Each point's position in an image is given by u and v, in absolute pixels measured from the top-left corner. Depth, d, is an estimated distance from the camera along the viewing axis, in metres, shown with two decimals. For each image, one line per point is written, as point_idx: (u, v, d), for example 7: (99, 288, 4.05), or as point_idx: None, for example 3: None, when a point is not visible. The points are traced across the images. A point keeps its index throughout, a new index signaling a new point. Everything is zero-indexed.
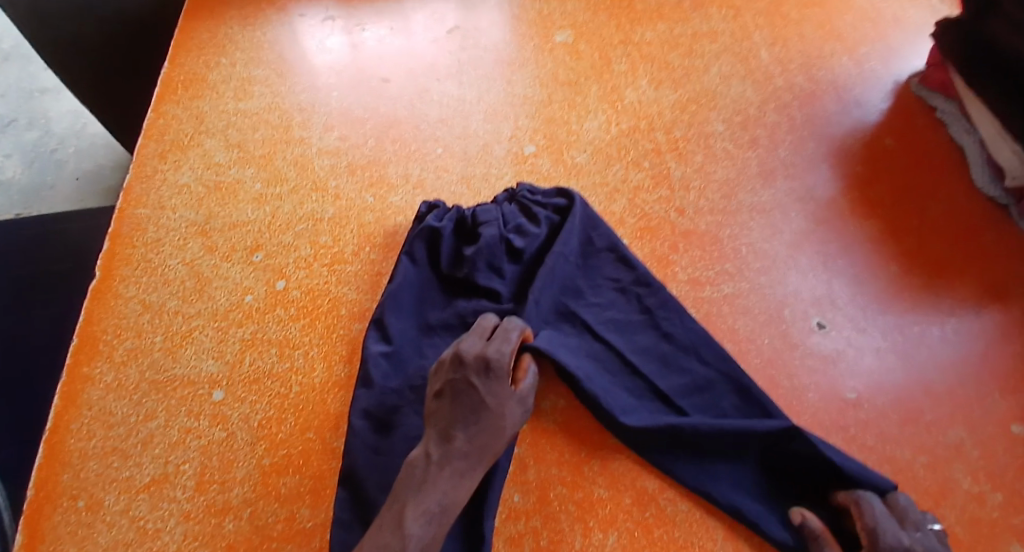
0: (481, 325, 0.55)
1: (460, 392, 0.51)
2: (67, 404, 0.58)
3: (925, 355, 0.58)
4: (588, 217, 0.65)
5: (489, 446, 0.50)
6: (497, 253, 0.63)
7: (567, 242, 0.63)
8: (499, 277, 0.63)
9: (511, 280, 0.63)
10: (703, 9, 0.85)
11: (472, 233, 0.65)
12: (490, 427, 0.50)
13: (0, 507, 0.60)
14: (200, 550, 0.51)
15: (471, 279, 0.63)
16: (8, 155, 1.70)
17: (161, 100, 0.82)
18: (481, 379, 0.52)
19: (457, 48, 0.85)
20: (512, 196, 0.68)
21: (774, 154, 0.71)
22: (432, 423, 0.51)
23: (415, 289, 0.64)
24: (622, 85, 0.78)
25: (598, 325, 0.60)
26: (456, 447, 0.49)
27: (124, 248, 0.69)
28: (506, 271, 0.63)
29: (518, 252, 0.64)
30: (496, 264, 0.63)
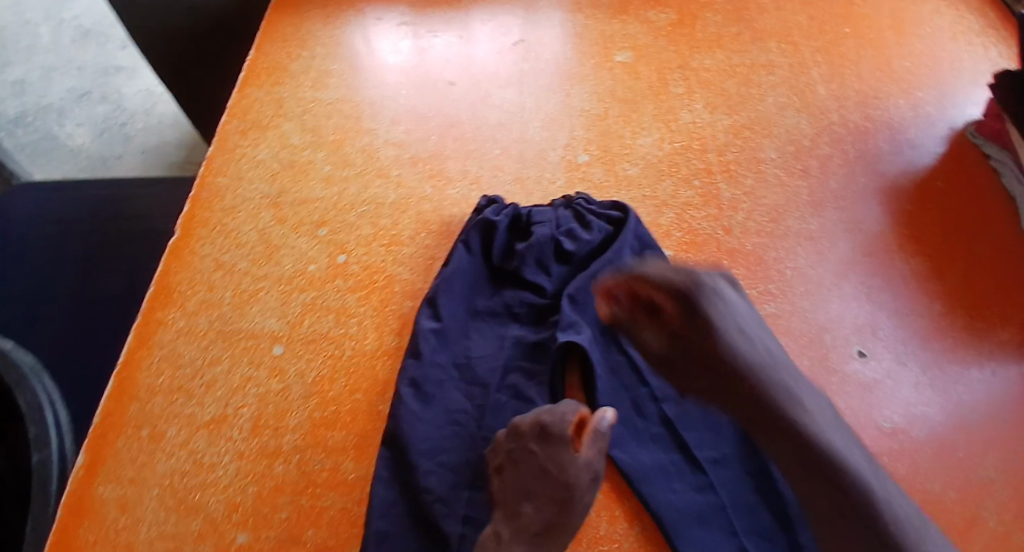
0: (530, 394, 0.58)
1: (520, 462, 0.54)
2: (140, 343, 0.64)
3: (963, 393, 0.59)
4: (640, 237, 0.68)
5: (557, 514, 0.52)
6: (548, 251, 0.66)
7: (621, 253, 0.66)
8: (546, 275, 0.66)
9: (559, 280, 0.66)
10: (763, 42, 0.88)
11: (523, 231, 0.69)
12: (556, 493, 0.52)
13: (62, 432, 0.65)
14: (250, 487, 0.56)
15: (520, 273, 0.66)
16: (80, 125, 1.84)
17: (245, 84, 0.88)
18: (540, 446, 0.54)
19: (521, 59, 0.90)
20: (570, 203, 0.71)
21: (824, 186, 0.74)
22: (501, 502, 0.53)
23: (468, 275, 0.67)
24: (678, 107, 0.82)
25: (632, 343, 0.62)
26: (524, 520, 0.52)
27: (203, 212, 0.74)
28: (553, 269, 0.66)
29: (568, 254, 0.67)
30: (545, 262, 0.66)
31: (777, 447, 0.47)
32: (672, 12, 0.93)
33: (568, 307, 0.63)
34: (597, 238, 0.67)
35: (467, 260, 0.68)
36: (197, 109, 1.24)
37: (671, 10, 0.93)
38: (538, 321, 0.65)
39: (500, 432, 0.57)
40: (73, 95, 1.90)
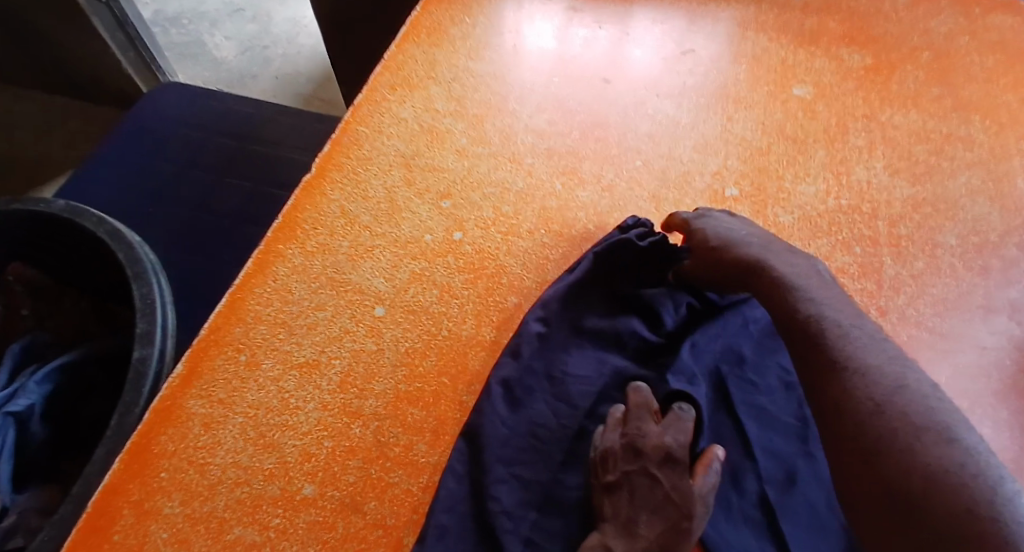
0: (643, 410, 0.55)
1: (640, 483, 0.51)
2: (257, 270, 0.65)
3: None
4: None
5: (677, 540, 0.49)
6: (677, 294, 0.64)
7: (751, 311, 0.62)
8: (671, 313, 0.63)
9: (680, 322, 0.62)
10: (965, 111, 0.79)
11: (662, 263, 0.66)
12: (677, 522, 0.49)
13: (166, 335, 0.67)
14: (326, 441, 0.56)
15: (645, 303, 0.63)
16: (227, 39, 1.97)
17: (404, 38, 0.88)
18: (661, 469, 0.52)
19: (685, 71, 0.85)
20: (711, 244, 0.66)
21: (1002, 290, 0.65)
22: (611, 517, 0.50)
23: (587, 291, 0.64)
24: (853, 160, 0.74)
25: (742, 408, 0.57)
26: (642, 541, 0.49)
27: (340, 157, 0.74)
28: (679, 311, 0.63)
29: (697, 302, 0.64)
30: (673, 301, 0.63)
31: (858, 480, 0.48)
32: (869, 56, 0.84)
33: (687, 351, 0.58)
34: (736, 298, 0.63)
35: (598, 269, 0.64)
36: (347, 54, 1.27)
37: (866, 53, 0.85)
38: (647, 357, 0.61)
39: (613, 442, 0.53)
40: (228, 8, 2.04)
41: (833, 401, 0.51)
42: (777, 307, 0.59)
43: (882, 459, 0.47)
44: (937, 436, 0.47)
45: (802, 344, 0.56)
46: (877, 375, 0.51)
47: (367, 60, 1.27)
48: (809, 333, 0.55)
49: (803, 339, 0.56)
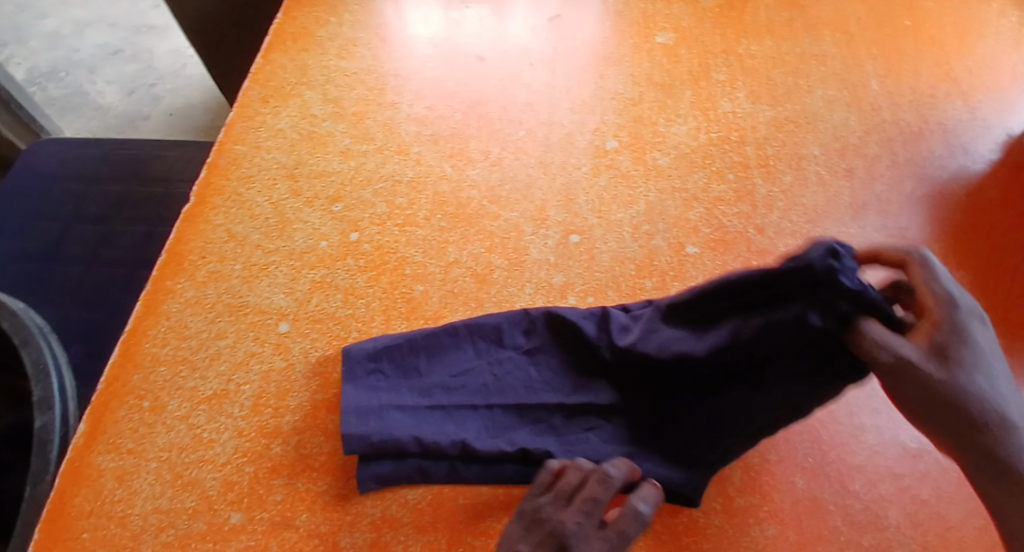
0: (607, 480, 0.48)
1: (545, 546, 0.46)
2: (149, 310, 0.63)
3: None
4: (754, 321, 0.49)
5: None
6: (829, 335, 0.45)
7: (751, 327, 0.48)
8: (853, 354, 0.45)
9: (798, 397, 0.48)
10: (815, 30, 0.82)
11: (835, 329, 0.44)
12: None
13: (66, 397, 0.66)
14: (247, 466, 0.55)
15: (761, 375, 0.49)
16: (109, 83, 1.89)
17: (270, 49, 0.84)
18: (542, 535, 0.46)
19: (556, 37, 0.85)
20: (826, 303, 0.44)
21: (868, 188, 0.69)
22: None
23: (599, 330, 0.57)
24: (717, 95, 0.77)
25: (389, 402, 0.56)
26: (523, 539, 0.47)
27: (219, 180, 0.72)
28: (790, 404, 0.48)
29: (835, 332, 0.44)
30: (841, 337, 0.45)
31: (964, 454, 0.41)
32: None
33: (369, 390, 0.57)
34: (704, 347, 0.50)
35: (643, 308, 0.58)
36: (219, 68, 1.23)
37: None
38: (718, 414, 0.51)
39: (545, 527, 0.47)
40: (105, 51, 1.96)
41: (926, 392, 0.42)
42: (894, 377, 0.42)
43: (967, 434, 0.41)
44: (976, 385, 0.41)
45: (924, 399, 0.42)
46: (928, 358, 0.42)
47: (241, 70, 1.23)
48: (904, 369, 0.42)
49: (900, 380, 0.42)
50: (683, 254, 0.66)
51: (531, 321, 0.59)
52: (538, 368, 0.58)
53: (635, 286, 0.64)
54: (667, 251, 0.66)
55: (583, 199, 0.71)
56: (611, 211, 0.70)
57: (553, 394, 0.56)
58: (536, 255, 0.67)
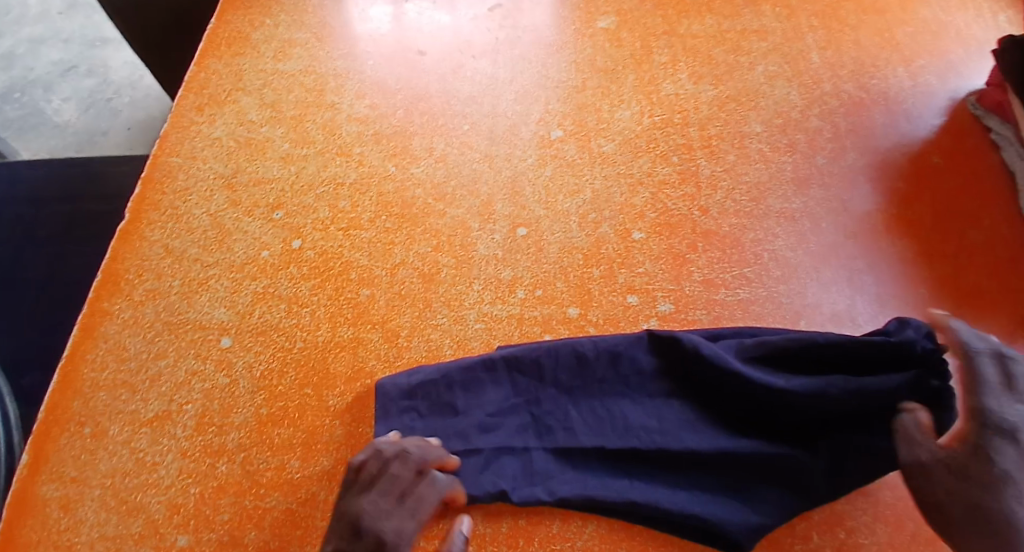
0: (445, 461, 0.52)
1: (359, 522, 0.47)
2: (85, 335, 0.62)
3: None
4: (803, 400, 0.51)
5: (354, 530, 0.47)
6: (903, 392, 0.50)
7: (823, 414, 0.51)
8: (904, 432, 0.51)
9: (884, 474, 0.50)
10: (756, 5, 0.82)
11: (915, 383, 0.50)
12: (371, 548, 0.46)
13: (10, 426, 0.64)
14: (192, 487, 0.54)
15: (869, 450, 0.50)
16: (65, 99, 1.79)
17: (203, 56, 0.82)
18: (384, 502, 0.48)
19: (496, 26, 0.84)
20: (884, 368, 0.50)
21: (812, 162, 0.69)
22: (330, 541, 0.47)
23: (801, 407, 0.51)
24: (660, 77, 0.76)
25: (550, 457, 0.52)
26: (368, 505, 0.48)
27: (154, 194, 0.70)
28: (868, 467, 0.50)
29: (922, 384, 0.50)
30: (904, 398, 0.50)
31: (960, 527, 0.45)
32: None
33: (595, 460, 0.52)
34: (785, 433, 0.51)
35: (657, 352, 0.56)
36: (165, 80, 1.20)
37: None
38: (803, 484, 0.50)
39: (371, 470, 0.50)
40: (60, 68, 1.84)
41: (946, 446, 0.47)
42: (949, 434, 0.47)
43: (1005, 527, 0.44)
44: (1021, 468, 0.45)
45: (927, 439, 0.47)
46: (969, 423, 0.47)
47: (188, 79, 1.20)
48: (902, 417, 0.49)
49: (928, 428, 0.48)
50: (629, 241, 0.65)
51: (576, 358, 0.56)
52: (632, 397, 0.55)
53: (583, 276, 0.63)
54: (614, 239, 0.65)
55: (530, 191, 0.70)
56: (558, 202, 0.69)
57: (597, 438, 0.53)
58: (483, 251, 0.66)
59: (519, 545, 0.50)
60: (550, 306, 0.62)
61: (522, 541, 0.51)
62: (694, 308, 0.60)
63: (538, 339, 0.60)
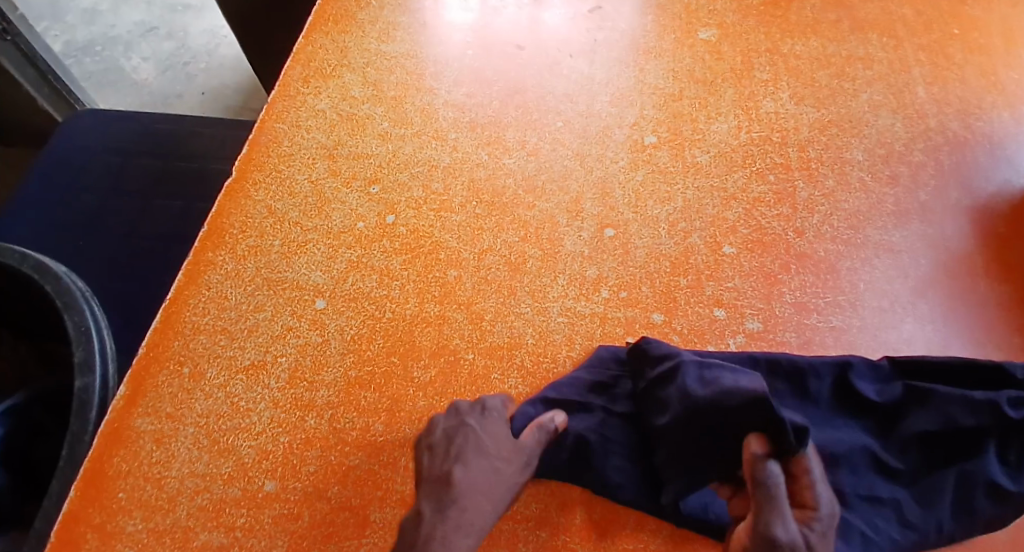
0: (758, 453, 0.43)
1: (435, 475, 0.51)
2: (189, 281, 0.65)
3: None
4: (916, 438, 0.52)
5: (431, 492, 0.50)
6: (995, 430, 0.51)
7: (908, 452, 0.52)
8: (1004, 471, 0.50)
9: (989, 517, 0.49)
10: (862, 32, 0.81)
11: (1016, 426, 0.50)
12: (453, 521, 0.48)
13: (106, 360, 0.67)
14: (281, 437, 0.57)
15: (972, 494, 0.50)
16: (144, 60, 1.84)
17: (312, 30, 0.85)
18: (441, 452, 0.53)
19: (596, 27, 0.85)
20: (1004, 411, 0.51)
21: (911, 196, 0.68)
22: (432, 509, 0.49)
23: (909, 441, 0.52)
24: (759, 94, 0.77)
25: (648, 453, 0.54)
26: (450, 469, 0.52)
27: (260, 156, 0.73)
28: (965, 509, 0.50)
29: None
30: (991, 440, 0.51)
31: None
32: None
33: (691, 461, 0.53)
34: (893, 465, 0.52)
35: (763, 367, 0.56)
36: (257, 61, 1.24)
37: None
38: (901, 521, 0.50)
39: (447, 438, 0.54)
40: (141, 28, 1.90)
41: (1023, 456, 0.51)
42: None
43: None
44: None
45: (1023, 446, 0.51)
46: None
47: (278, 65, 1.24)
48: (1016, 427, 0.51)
49: (1023, 439, 0.51)
50: (718, 254, 0.65)
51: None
52: None
53: (670, 283, 0.64)
54: (703, 250, 0.66)
55: (620, 193, 0.71)
56: (648, 207, 0.69)
57: None
58: (570, 247, 0.67)
59: (592, 538, 0.53)
60: (634, 308, 0.63)
61: (596, 535, 0.53)
62: (782, 328, 0.60)
63: (621, 339, 0.61)
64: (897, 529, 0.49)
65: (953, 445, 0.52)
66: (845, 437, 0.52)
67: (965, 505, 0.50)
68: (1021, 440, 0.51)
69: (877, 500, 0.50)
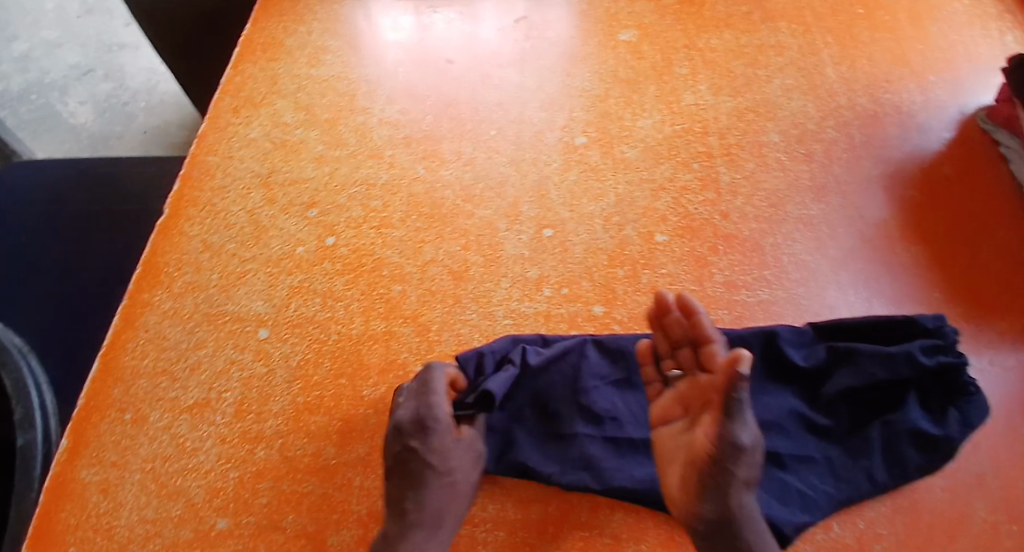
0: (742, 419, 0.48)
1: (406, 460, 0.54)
2: (126, 324, 0.65)
3: None
4: (843, 396, 0.56)
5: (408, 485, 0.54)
6: (913, 381, 0.55)
7: (838, 411, 0.56)
8: (926, 419, 0.55)
9: (920, 464, 0.53)
10: (772, 21, 0.85)
11: (930, 372, 0.55)
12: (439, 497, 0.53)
13: (48, 415, 0.66)
14: (231, 472, 0.58)
15: (895, 441, 0.54)
16: (82, 103, 1.80)
17: (239, 60, 0.84)
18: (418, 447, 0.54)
19: (523, 38, 0.86)
20: (914, 359, 0.55)
21: (827, 171, 0.72)
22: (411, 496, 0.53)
23: (835, 400, 0.56)
24: (680, 88, 0.79)
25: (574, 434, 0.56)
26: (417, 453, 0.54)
27: (193, 191, 0.73)
28: (895, 459, 0.53)
29: (944, 371, 0.55)
30: (911, 392, 0.56)
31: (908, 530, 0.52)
32: None
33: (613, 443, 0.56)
34: (822, 423, 0.56)
35: None
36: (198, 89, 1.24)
37: None
38: (837, 473, 0.54)
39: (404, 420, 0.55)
40: (77, 72, 1.86)
41: (932, 399, 0.56)
42: (942, 388, 0.55)
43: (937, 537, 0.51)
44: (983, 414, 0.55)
45: (934, 391, 0.56)
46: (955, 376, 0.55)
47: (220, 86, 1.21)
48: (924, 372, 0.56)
49: (934, 384, 0.55)
50: (651, 243, 0.68)
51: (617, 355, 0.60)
52: None
53: (608, 276, 0.66)
54: (637, 241, 0.68)
55: (555, 193, 0.72)
56: (583, 205, 0.71)
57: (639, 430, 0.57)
58: (511, 250, 0.69)
59: (549, 531, 0.54)
60: (575, 303, 0.65)
61: (552, 527, 0.54)
62: (715, 307, 0.63)
63: (566, 335, 0.63)
64: (832, 483, 0.53)
65: (879, 401, 0.56)
66: (776, 405, 0.57)
67: (892, 453, 0.54)
68: (929, 385, 0.56)
69: (810, 457, 0.54)
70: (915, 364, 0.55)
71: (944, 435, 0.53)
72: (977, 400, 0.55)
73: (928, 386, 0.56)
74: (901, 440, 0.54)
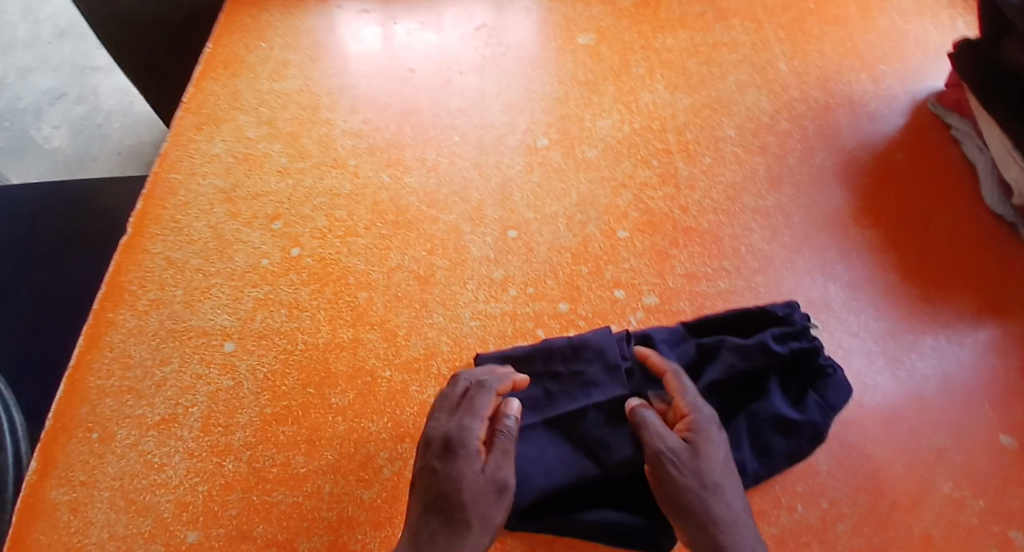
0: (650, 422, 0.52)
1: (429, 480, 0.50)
2: (91, 344, 0.65)
3: (922, 377, 0.59)
4: (707, 389, 0.56)
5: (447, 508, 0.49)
6: (773, 368, 0.56)
7: (708, 404, 0.56)
8: (788, 405, 0.56)
9: (786, 450, 0.54)
10: (725, 20, 0.87)
11: (787, 358, 0.56)
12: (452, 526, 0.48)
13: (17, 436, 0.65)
14: (200, 486, 0.57)
15: (759, 431, 0.54)
16: (56, 127, 1.79)
17: (201, 77, 0.84)
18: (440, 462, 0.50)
19: (482, 44, 0.87)
20: (771, 345, 0.56)
21: (783, 162, 0.73)
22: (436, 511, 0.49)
23: (704, 395, 0.56)
24: (638, 88, 0.81)
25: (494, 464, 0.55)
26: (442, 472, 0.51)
27: (156, 209, 0.73)
28: (762, 449, 0.54)
29: (800, 357, 0.57)
30: (771, 379, 0.56)
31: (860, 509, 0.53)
32: None
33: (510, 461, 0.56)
34: None
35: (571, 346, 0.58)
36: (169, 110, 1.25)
37: None
38: None
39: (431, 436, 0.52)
40: (49, 96, 1.85)
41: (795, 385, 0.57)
42: (803, 374, 0.57)
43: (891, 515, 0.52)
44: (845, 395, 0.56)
45: (794, 377, 0.57)
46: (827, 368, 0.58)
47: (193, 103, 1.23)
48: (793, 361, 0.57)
49: (794, 370, 0.57)
50: (614, 240, 0.69)
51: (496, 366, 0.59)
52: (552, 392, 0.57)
53: (572, 274, 0.67)
54: (600, 239, 0.69)
55: (518, 195, 0.73)
56: (546, 205, 0.72)
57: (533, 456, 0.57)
58: (476, 253, 0.69)
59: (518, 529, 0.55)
60: (541, 302, 0.65)
61: None
62: (678, 300, 0.64)
63: (531, 333, 0.63)
64: None
65: (743, 388, 0.57)
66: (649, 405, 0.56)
67: (761, 444, 0.54)
68: (787, 370, 0.57)
69: None
70: (775, 351, 0.56)
71: (808, 420, 0.54)
72: (838, 386, 0.56)
73: (789, 372, 0.57)
74: (769, 431, 0.54)
